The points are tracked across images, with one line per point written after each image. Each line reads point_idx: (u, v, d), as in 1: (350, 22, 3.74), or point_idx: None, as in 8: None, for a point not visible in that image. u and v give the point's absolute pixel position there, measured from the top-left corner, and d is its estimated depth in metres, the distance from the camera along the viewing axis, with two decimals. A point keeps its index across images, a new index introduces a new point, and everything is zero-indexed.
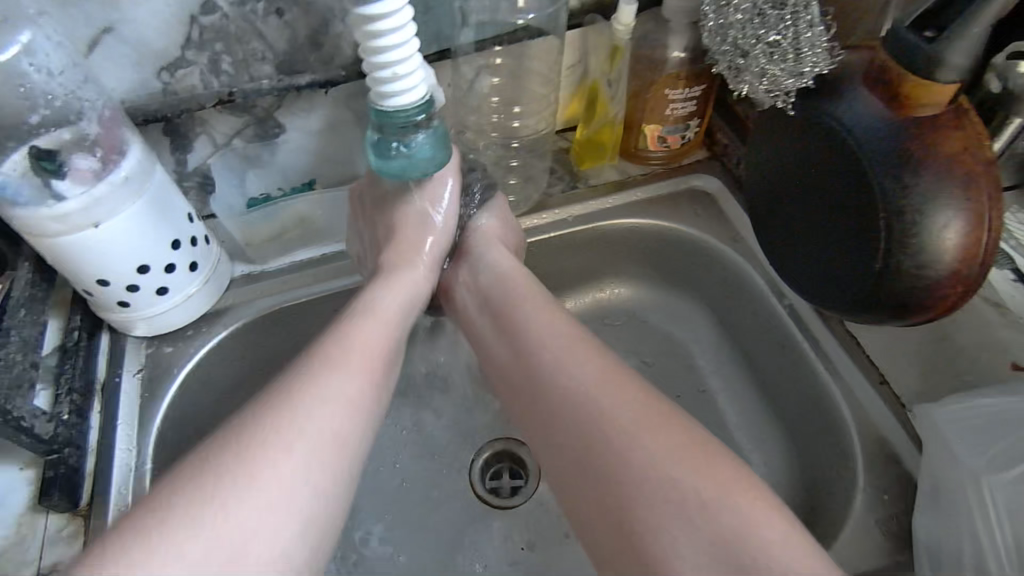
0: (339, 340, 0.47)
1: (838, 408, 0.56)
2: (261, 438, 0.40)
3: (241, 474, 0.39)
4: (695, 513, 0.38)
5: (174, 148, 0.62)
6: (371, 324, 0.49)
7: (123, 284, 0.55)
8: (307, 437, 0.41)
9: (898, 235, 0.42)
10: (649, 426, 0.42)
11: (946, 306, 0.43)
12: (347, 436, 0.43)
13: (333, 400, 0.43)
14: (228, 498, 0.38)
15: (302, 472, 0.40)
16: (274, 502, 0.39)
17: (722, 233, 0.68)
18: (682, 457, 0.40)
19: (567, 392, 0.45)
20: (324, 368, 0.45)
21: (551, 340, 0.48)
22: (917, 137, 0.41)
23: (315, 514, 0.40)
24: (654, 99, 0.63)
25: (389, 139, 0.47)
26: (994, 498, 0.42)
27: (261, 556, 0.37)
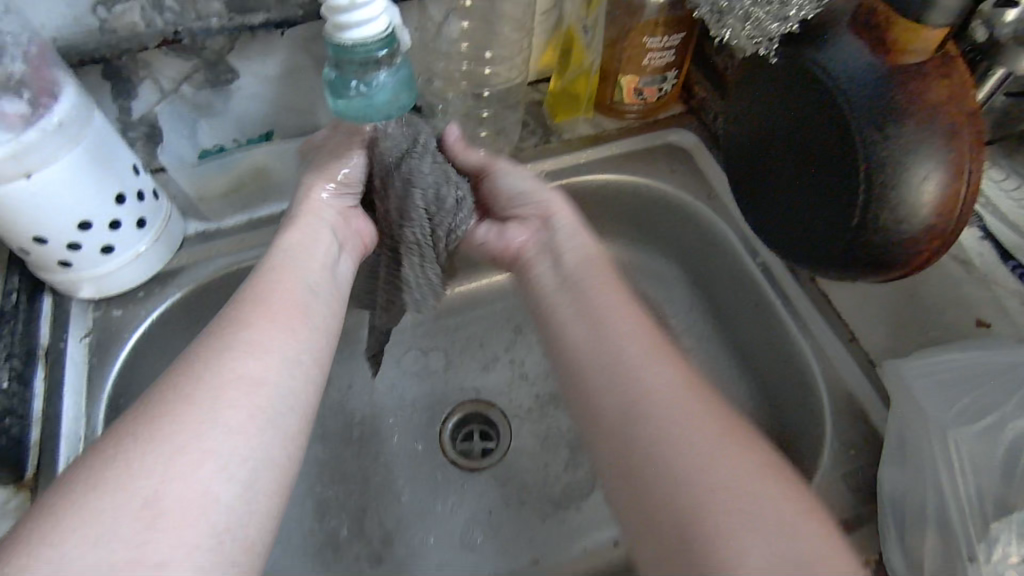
0: (251, 294, 0.44)
1: (808, 366, 0.56)
2: (173, 394, 0.37)
3: (149, 429, 0.35)
4: (769, 531, 0.33)
5: (115, 94, 0.57)
6: (285, 278, 0.46)
7: (64, 242, 0.51)
8: (223, 386, 0.38)
9: (876, 189, 0.41)
10: (730, 442, 0.36)
11: (921, 261, 0.42)
12: (269, 383, 0.39)
13: (251, 345, 0.40)
14: (138, 453, 0.34)
15: (226, 418, 0.37)
16: (201, 447, 0.35)
17: (698, 190, 0.66)
18: (760, 484, 0.35)
19: (643, 386, 0.39)
20: (235, 321, 0.42)
21: (635, 338, 0.42)
22: (904, 86, 0.40)
23: (246, 457, 0.36)
24: (632, 48, 0.60)
25: (348, 78, 0.44)
26: (960, 452, 0.43)
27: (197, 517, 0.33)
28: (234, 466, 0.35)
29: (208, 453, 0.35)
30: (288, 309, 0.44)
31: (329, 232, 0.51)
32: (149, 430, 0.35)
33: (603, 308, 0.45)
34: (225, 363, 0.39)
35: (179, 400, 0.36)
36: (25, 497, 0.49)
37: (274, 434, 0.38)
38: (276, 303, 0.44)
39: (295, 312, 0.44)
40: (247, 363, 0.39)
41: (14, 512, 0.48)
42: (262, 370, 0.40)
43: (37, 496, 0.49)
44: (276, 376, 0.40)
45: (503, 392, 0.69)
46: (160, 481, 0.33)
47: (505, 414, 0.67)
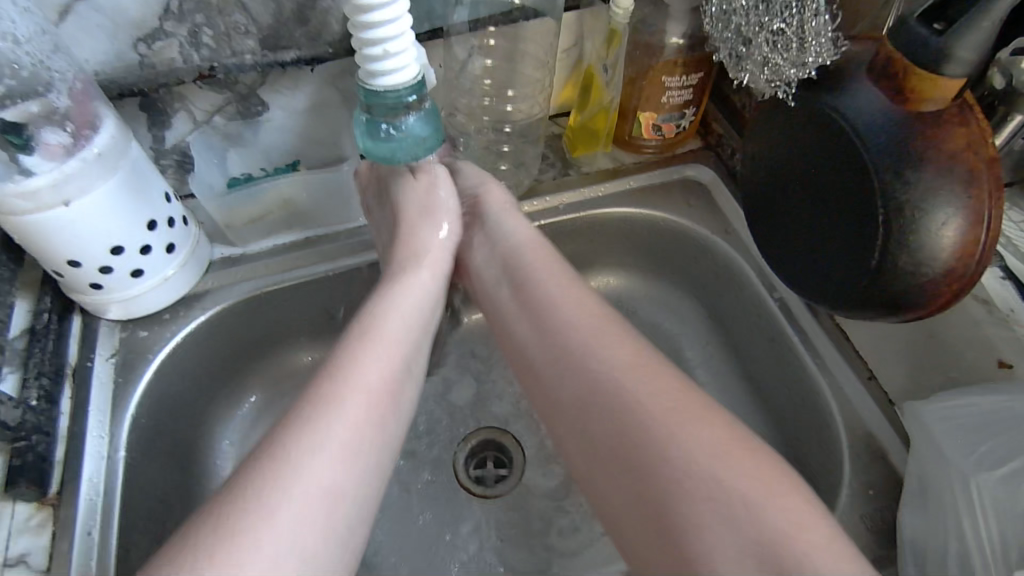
0: (350, 374, 0.44)
1: (825, 404, 0.56)
2: (261, 487, 0.38)
3: (243, 525, 0.37)
4: (733, 514, 0.38)
5: (150, 125, 0.59)
6: (379, 354, 0.46)
7: (96, 266, 0.53)
8: (305, 489, 0.39)
9: (895, 233, 0.41)
10: (685, 414, 0.42)
11: (941, 303, 0.43)
12: (371, 420, 0.43)
13: (341, 443, 0.41)
14: (231, 549, 0.36)
15: (340, 446, 0.41)
16: (318, 485, 0.40)
17: (714, 224, 0.67)
18: (727, 449, 0.40)
19: (597, 378, 0.45)
20: (330, 405, 0.42)
21: (585, 324, 0.48)
22: (921, 133, 0.40)
23: (324, 559, 0.39)
24: (651, 86, 0.61)
25: (378, 121, 0.45)
26: (982, 497, 0.42)
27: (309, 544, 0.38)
28: (309, 571, 0.38)
29: (288, 562, 0.37)
30: (375, 398, 0.44)
31: (427, 301, 0.52)
32: (242, 524, 0.37)
33: (550, 309, 0.49)
34: (315, 462, 0.40)
35: (269, 497, 0.38)
36: (48, 513, 0.50)
37: (346, 542, 0.40)
38: (370, 387, 0.44)
39: (397, 342, 0.48)
40: (333, 462, 0.41)
41: (36, 529, 0.48)
42: (349, 474, 0.41)
43: (59, 514, 0.50)
44: (355, 480, 0.41)
45: (517, 420, 0.69)
46: (274, 527, 0.37)
47: (519, 443, 0.67)
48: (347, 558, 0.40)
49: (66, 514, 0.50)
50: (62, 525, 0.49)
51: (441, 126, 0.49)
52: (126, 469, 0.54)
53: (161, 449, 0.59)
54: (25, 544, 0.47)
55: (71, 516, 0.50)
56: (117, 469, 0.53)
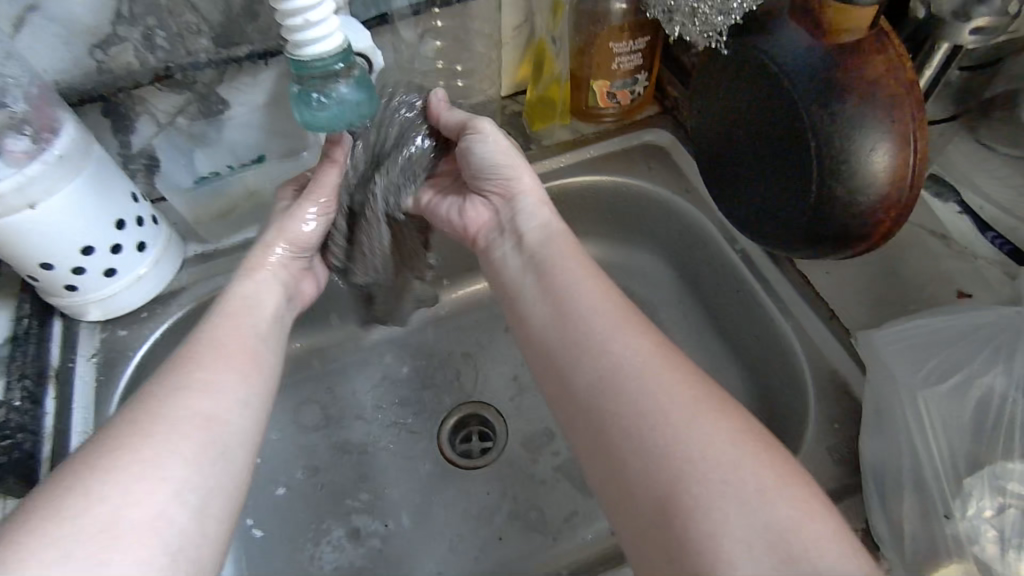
0: (209, 337, 0.45)
1: (791, 348, 0.57)
2: (136, 432, 0.38)
3: (110, 456, 0.36)
4: (748, 498, 0.34)
5: (115, 130, 0.61)
6: (249, 319, 0.48)
7: (68, 267, 0.54)
8: (176, 422, 0.39)
9: (834, 166, 0.42)
10: (707, 409, 0.38)
11: (883, 231, 0.44)
12: (244, 377, 0.43)
13: (202, 382, 0.41)
14: (98, 478, 0.35)
15: (218, 395, 0.41)
16: (191, 428, 0.39)
17: (675, 185, 0.68)
18: (741, 441, 0.37)
19: (619, 366, 0.40)
20: (190, 365, 0.42)
21: (605, 305, 0.44)
22: (843, 64, 0.41)
23: (203, 480, 0.38)
24: (599, 54, 0.63)
25: (310, 90, 0.46)
26: (931, 414, 0.43)
27: (175, 483, 0.37)
28: (186, 494, 0.37)
29: (161, 481, 0.36)
30: (239, 348, 0.45)
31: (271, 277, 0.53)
32: (112, 457, 0.36)
33: (571, 300, 0.45)
34: (180, 398, 0.40)
35: (133, 434, 0.37)
36: None
37: (231, 467, 0.39)
38: (228, 345, 0.45)
39: (267, 310, 0.50)
40: (201, 399, 0.40)
41: None
42: (214, 405, 0.41)
43: None
44: (227, 410, 0.41)
45: (498, 393, 0.70)
46: (137, 463, 0.36)
47: (501, 413, 0.69)
48: (233, 482, 0.39)
49: None
50: None
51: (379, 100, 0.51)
52: None
53: None
54: None
55: None
56: None
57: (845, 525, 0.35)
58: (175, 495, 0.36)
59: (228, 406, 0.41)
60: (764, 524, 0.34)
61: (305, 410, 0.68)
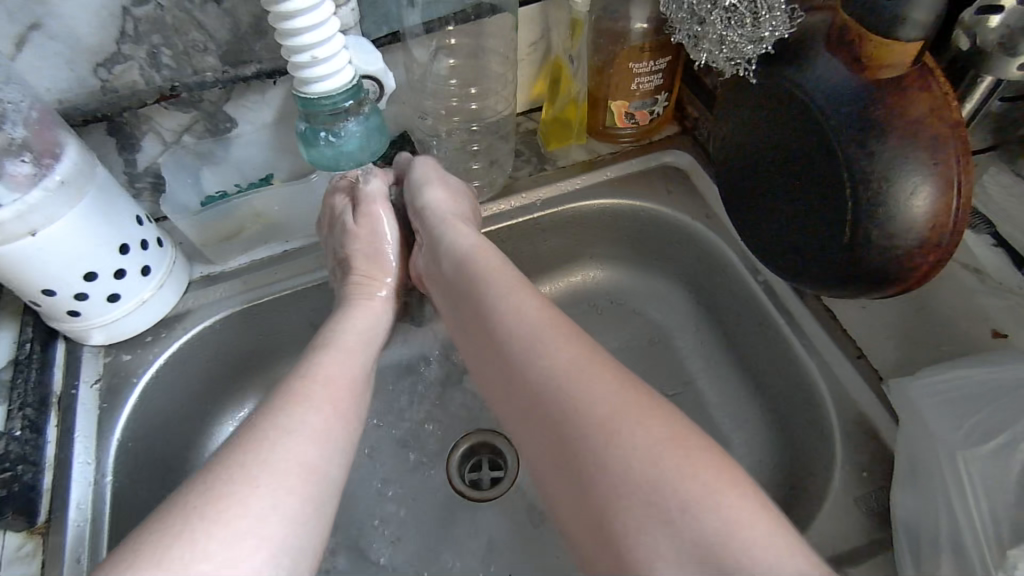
0: (317, 377, 0.45)
1: (816, 386, 0.54)
2: (244, 477, 0.37)
3: (215, 507, 0.36)
4: (673, 509, 0.34)
5: (121, 149, 0.59)
6: (345, 360, 0.48)
7: (70, 293, 0.53)
8: (279, 471, 0.38)
9: (867, 206, 0.40)
10: (625, 415, 0.37)
11: (920, 276, 0.41)
12: (337, 426, 0.43)
13: (311, 430, 0.41)
14: (203, 531, 0.35)
15: (316, 443, 0.41)
16: (289, 481, 0.38)
17: (694, 209, 0.66)
18: (663, 453, 0.35)
19: (543, 384, 0.40)
20: (292, 409, 0.42)
21: (534, 317, 0.44)
22: (882, 101, 0.39)
23: (298, 540, 0.37)
24: (618, 74, 0.60)
25: (317, 128, 0.45)
26: (972, 473, 0.41)
27: (269, 541, 0.36)
28: (282, 553, 0.36)
29: (264, 537, 0.36)
30: (342, 394, 0.45)
31: (372, 313, 0.54)
32: (216, 508, 0.36)
33: (498, 316, 0.45)
34: (287, 446, 0.40)
35: (237, 482, 0.37)
36: (37, 543, 0.49)
37: (322, 525, 0.39)
38: (328, 386, 0.45)
39: (358, 349, 0.50)
40: (308, 451, 0.40)
41: (27, 558, 0.48)
42: (319, 457, 0.41)
43: (47, 542, 0.50)
44: (327, 465, 0.41)
45: None
46: (241, 517, 0.36)
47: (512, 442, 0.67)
48: (320, 539, 0.39)
49: (54, 542, 0.50)
50: (51, 554, 0.49)
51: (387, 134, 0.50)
52: (112, 498, 0.54)
53: (148, 471, 0.59)
54: (13, 574, 0.47)
55: (60, 543, 0.50)
56: (105, 494, 0.53)
57: (782, 520, 0.34)
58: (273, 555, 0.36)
59: (325, 456, 0.41)
60: (691, 537, 0.33)
61: None
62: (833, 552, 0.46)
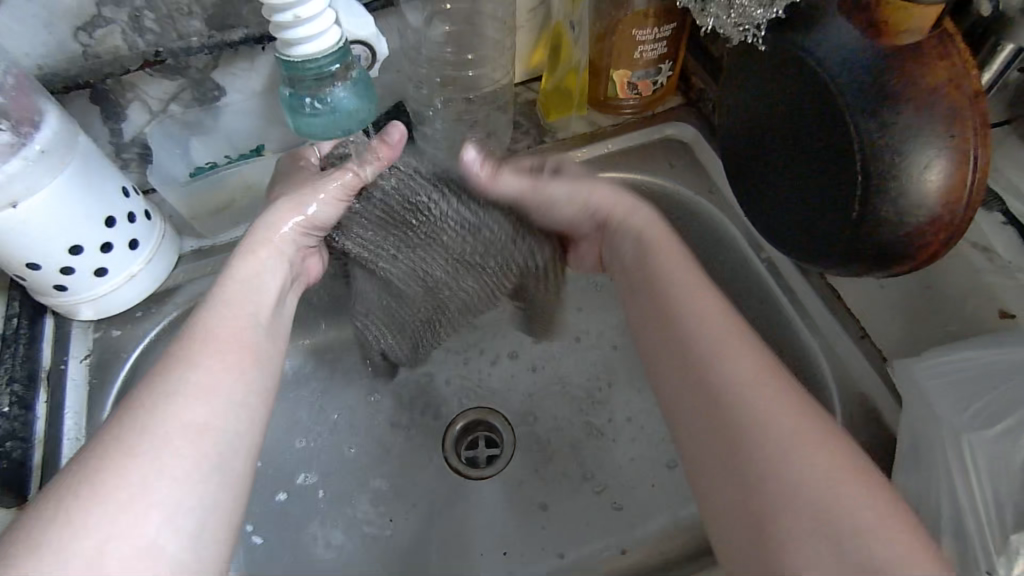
0: (212, 337, 0.42)
1: (818, 366, 0.54)
2: (125, 449, 0.36)
3: (89, 485, 0.34)
4: (841, 536, 0.31)
5: (105, 118, 0.57)
6: (233, 313, 0.44)
7: (55, 267, 0.52)
8: (166, 440, 0.37)
9: (880, 181, 0.38)
10: (806, 435, 0.35)
11: (929, 252, 0.40)
12: (225, 387, 0.40)
13: (198, 386, 0.39)
14: (84, 510, 0.33)
15: (203, 408, 0.39)
16: (174, 452, 0.36)
17: (698, 184, 0.64)
18: (834, 481, 0.33)
19: (721, 384, 0.38)
20: (170, 372, 0.39)
21: (716, 316, 0.41)
22: (897, 70, 0.37)
23: (199, 500, 0.36)
24: (621, 41, 0.58)
25: (301, 93, 0.44)
26: (974, 454, 0.40)
27: (160, 516, 0.35)
28: (181, 517, 0.35)
29: (150, 506, 0.34)
30: (238, 349, 0.42)
31: (272, 270, 0.49)
32: (94, 484, 0.34)
33: (675, 302, 0.43)
34: (172, 408, 0.38)
35: (115, 457, 0.35)
36: None
37: (227, 481, 0.38)
38: (211, 342, 0.42)
39: (248, 300, 0.46)
40: (196, 411, 0.38)
41: None
42: (207, 414, 0.38)
43: None
44: (221, 421, 0.39)
45: (506, 398, 0.67)
46: (127, 496, 0.34)
47: (509, 420, 0.66)
48: (225, 503, 0.37)
49: None
50: None
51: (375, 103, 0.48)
52: None
53: None
54: None
55: None
56: None
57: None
58: (169, 518, 0.35)
59: (214, 419, 0.39)
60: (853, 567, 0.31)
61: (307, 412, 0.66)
62: None
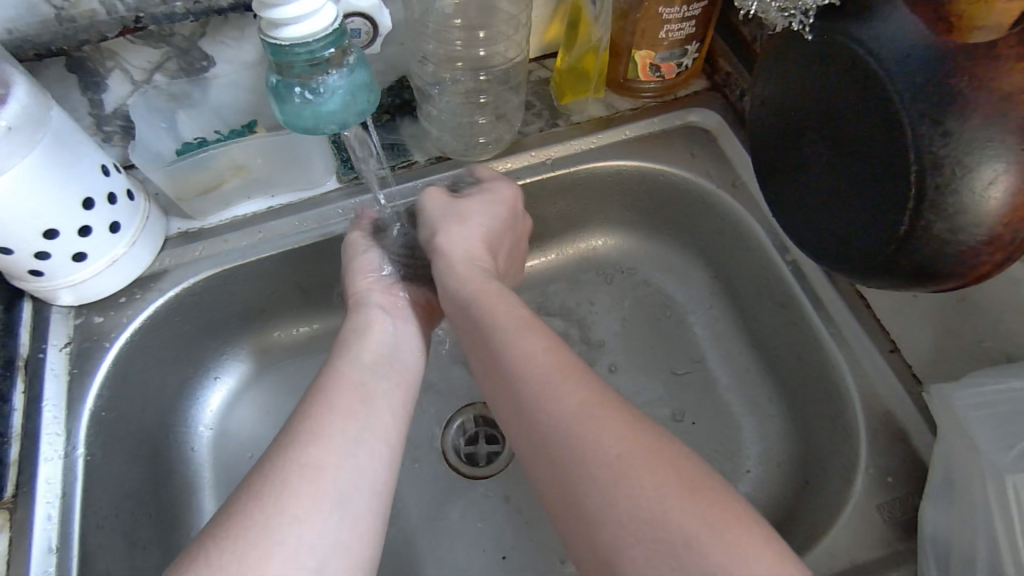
0: (325, 388, 0.43)
1: (841, 379, 0.51)
2: (258, 493, 0.36)
3: (233, 530, 0.35)
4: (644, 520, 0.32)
5: (84, 88, 0.53)
6: (364, 350, 0.47)
7: (30, 252, 0.48)
8: (296, 481, 0.37)
9: (934, 193, 0.34)
10: (636, 467, 0.34)
11: (981, 274, 0.36)
12: (367, 439, 0.41)
13: (317, 430, 0.40)
14: (229, 548, 0.34)
15: (343, 453, 0.39)
16: (319, 497, 0.37)
17: (720, 176, 0.60)
18: (666, 498, 0.32)
19: (543, 415, 0.37)
20: (317, 409, 0.41)
21: (543, 357, 0.40)
22: (968, 70, 0.32)
23: (321, 538, 0.36)
24: (645, 19, 0.53)
25: (290, 82, 0.41)
26: (1020, 496, 0.38)
27: (307, 560, 0.35)
28: (302, 554, 0.35)
29: (292, 542, 0.35)
30: (347, 393, 0.43)
31: (392, 328, 0.50)
32: (224, 528, 0.35)
33: (495, 339, 0.42)
34: (295, 453, 0.38)
35: (258, 500, 0.36)
36: (5, 518, 0.47)
37: (354, 514, 0.38)
38: (364, 387, 0.44)
39: (383, 354, 0.47)
40: (313, 451, 0.39)
41: None
42: (329, 455, 0.39)
43: (15, 518, 0.47)
44: (338, 458, 0.39)
45: None
46: (274, 541, 0.35)
47: None
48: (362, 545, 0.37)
49: (21, 518, 0.47)
50: (19, 531, 0.47)
51: (373, 98, 0.44)
52: (85, 472, 0.51)
53: (131, 441, 0.56)
54: None
55: (28, 518, 0.47)
56: (78, 467, 0.50)
57: (738, 512, 0.33)
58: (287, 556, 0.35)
59: (349, 462, 0.39)
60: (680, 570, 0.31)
61: None
62: (851, 561, 0.43)
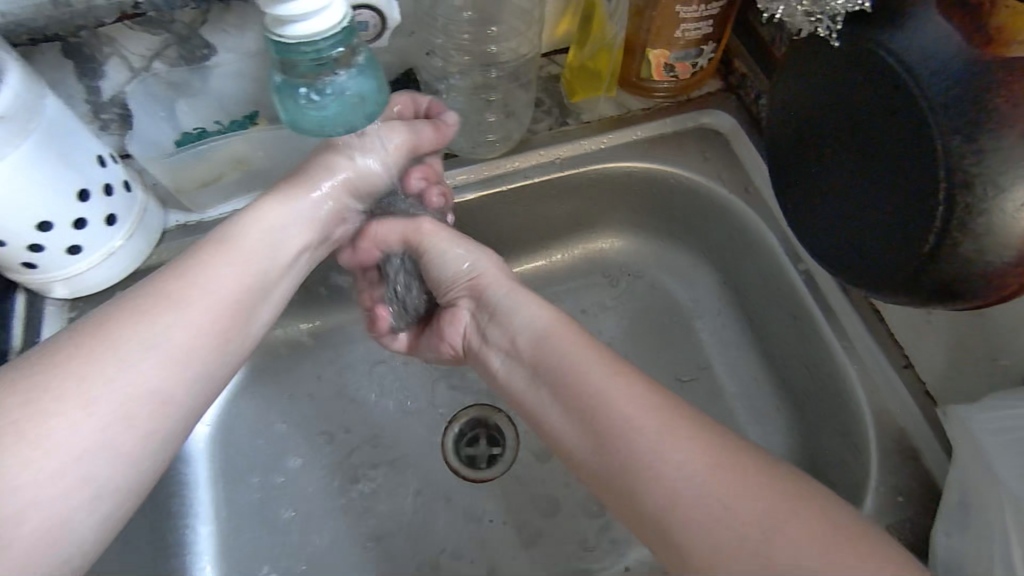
0: (182, 282, 0.42)
1: (852, 393, 0.49)
2: (67, 382, 0.37)
3: (32, 421, 0.35)
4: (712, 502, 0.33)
5: (81, 74, 0.51)
6: (234, 252, 0.45)
7: (22, 243, 0.46)
8: (113, 385, 0.37)
9: (960, 212, 0.33)
10: (717, 468, 0.34)
11: (1003, 295, 0.34)
12: (203, 362, 0.41)
13: (154, 338, 0.40)
14: (19, 441, 0.34)
15: (166, 366, 0.39)
16: (126, 410, 0.37)
17: (733, 181, 0.58)
18: (734, 499, 0.33)
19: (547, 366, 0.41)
20: (167, 306, 0.41)
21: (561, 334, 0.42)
22: (1007, 87, 0.31)
23: (115, 468, 0.37)
24: (662, 16, 0.52)
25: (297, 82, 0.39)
26: None
27: (92, 479, 0.36)
28: (94, 484, 0.36)
29: (80, 454, 0.36)
30: (205, 300, 0.42)
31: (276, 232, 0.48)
32: (18, 414, 0.35)
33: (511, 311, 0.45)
34: (124, 356, 0.38)
35: (64, 398, 0.36)
36: None
37: (159, 445, 0.39)
38: (223, 298, 0.43)
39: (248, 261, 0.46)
40: (149, 359, 0.39)
41: None
42: (161, 367, 0.39)
43: None
44: (170, 377, 0.39)
45: None
46: (69, 447, 0.35)
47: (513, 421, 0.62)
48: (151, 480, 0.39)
49: None
50: None
51: (383, 97, 0.42)
52: None
53: None
54: None
55: None
56: None
57: (797, 503, 0.33)
58: (66, 488, 0.35)
59: (174, 381, 0.40)
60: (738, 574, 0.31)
61: (300, 404, 0.62)
62: None
